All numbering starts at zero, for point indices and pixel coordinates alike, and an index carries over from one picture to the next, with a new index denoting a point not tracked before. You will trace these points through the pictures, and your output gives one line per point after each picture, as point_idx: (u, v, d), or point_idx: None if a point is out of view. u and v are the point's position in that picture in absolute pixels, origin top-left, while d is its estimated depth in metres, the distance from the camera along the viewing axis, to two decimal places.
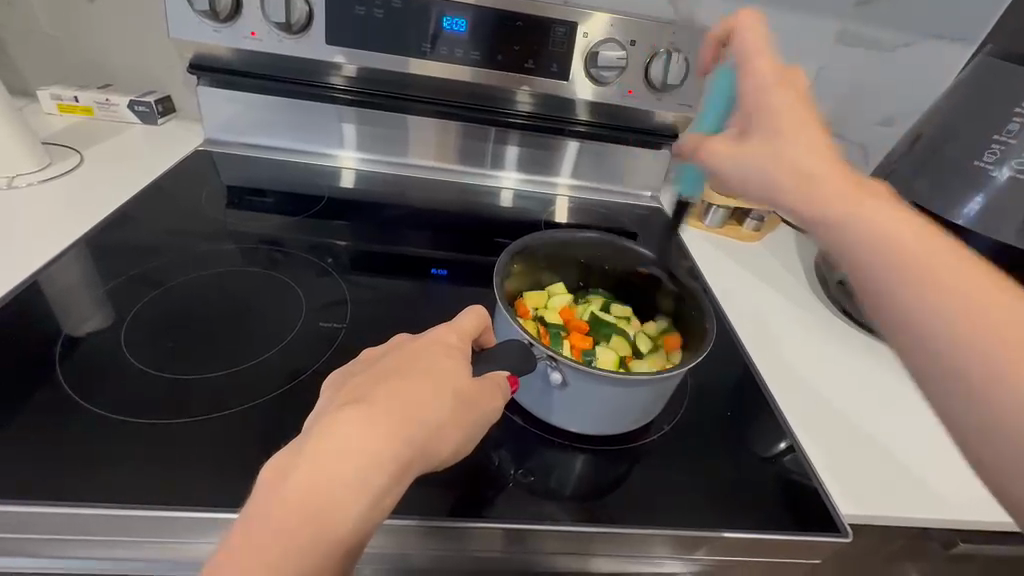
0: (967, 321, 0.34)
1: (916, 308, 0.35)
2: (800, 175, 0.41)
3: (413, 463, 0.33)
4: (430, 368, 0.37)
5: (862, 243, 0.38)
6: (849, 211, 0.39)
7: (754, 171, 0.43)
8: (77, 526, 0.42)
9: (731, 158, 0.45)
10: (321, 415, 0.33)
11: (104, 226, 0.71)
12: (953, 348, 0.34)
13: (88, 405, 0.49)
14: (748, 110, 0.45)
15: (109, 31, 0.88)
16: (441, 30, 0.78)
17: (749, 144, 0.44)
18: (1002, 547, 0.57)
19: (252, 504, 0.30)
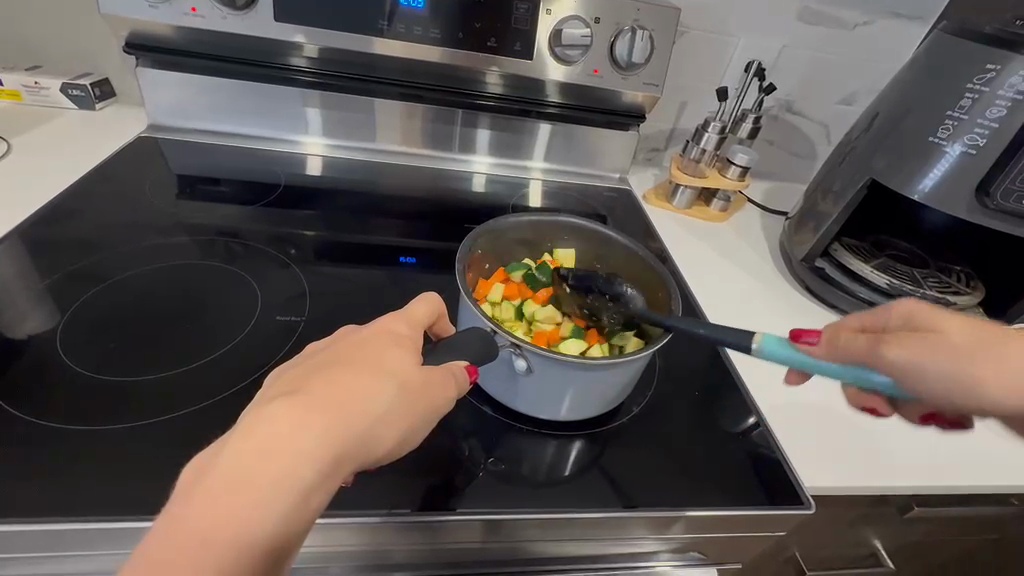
0: None
1: None
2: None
3: (351, 456, 0.31)
4: (373, 357, 0.35)
5: None
6: None
7: (1007, 395, 0.33)
8: (14, 543, 0.39)
9: (963, 384, 0.34)
10: (249, 408, 0.31)
11: (38, 220, 0.66)
12: None
13: (25, 413, 0.46)
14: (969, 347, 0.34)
15: (33, 8, 0.81)
16: (399, 7, 0.74)
17: (977, 357, 0.34)
18: (957, 508, 0.60)
19: (169, 505, 0.27)
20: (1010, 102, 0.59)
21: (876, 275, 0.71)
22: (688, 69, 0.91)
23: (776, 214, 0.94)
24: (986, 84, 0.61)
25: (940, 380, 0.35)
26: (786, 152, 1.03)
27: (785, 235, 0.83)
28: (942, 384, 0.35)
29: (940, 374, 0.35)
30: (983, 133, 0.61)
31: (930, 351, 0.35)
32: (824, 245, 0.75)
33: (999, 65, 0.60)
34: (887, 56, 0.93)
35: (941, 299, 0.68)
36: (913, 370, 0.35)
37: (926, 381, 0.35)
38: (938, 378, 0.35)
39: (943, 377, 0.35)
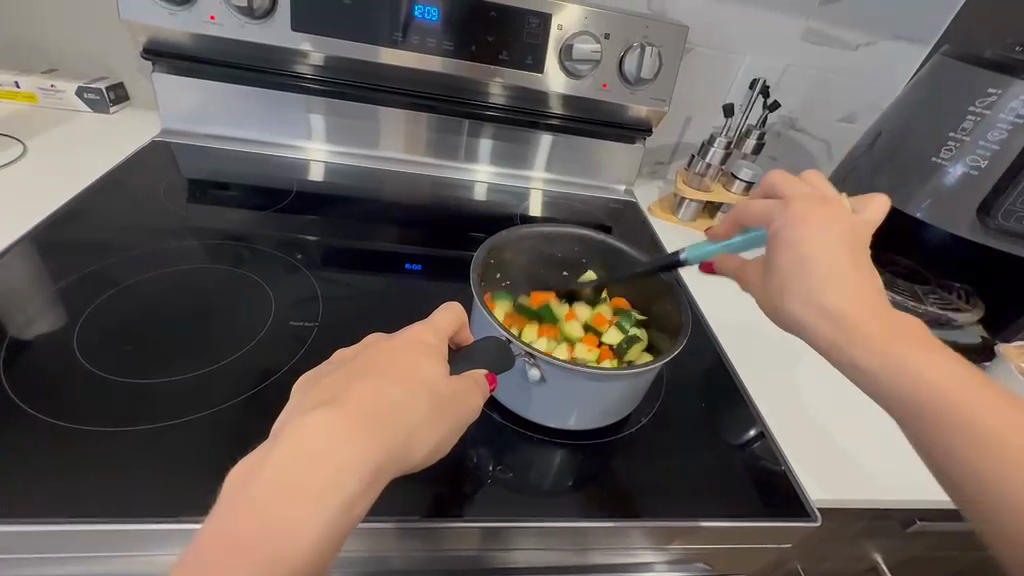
0: (988, 454, 0.33)
1: (956, 447, 0.34)
2: (832, 286, 0.39)
3: (389, 464, 0.32)
4: (407, 366, 0.36)
5: (910, 374, 0.36)
6: (903, 345, 0.37)
7: (814, 276, 0.39)
8: (24, 543, 0.39)
9: (796, 252, 0.41)
10: (288, 417, 0.32)
11: (53, 222, 0.66)
12: (958, 443, 0.34)
13: (41, 413, 0.46)
14: (787, 245, 0.41)
15: (52, 12, 0.82)
16: (413, 19, 0.76)
17: (824, 234, 0.40)
18: (958, 524, 0.60)
19: (217, 510, 0.28)
20: (1010, 125, 0.61)
21: None
22: (694, 85, 0.93)
23: None
24: (987, 107, 0.63)
25: (785, 251, 0.41)
26: (787, 168, 1.04)
27: None
28: (785, 251, 0.41)
29: (786, 247, 0.41)
30: (984, 154, 0.63)
31: (797, 221, 0.42)
32: None
33: (1000, 89, 0.62)
34: (888, 77, 0.95)
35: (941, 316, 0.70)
36: (780, 233, 0.42)
37: (777, 254, 0.42)
38: (787, 249, 0.41)
39: (786, 253, 0.41)
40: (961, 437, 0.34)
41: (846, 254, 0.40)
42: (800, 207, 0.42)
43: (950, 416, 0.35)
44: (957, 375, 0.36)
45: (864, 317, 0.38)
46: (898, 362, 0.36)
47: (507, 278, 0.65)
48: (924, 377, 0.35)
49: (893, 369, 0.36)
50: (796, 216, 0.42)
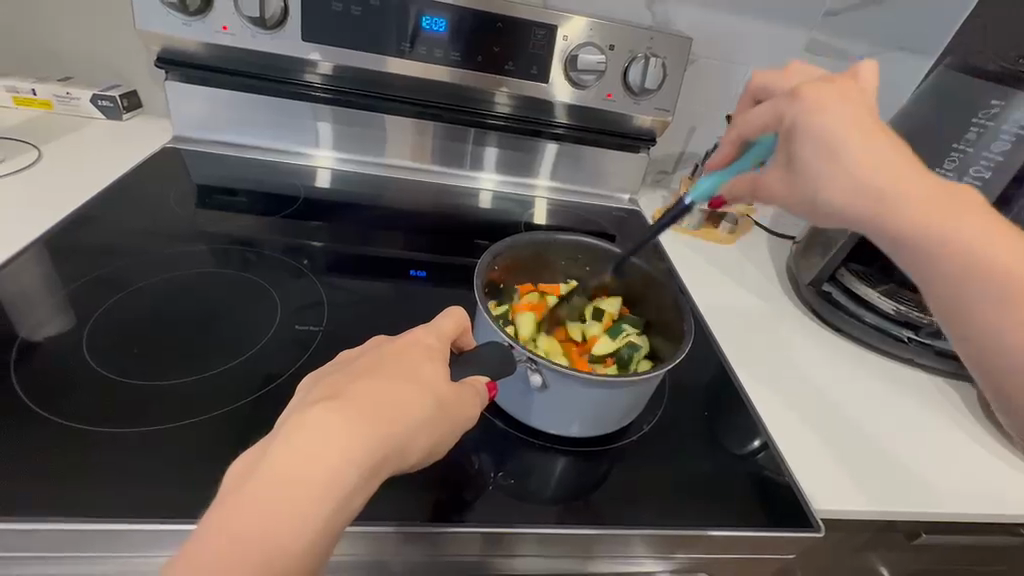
0: (878, 188, 0.43)
1: (888, 184, 0.43)
2: (871, 171, 0.43)
3: (387, 463, 0.33)
4: (409, 367, 0.37)
5: (822, 115, 0.44)
6: (881, 174, 0.43)
7: (829, 166, 0.44)
8: (28, 542, 0.40)
9: (794, 134, 0.46)
10: (292, 412, 0.33)
11: (65, 226, 0.68)
12: (870, 171, 0.43)
13: (49, 413, 0.47)
14: (788, 134, 0.47)
15: (71, 22, 0.84)
16: (421, 30, 0.77)
17: (845, 119, 0.43)
18: (964, 537, 0.59)
19: (219, 502, 0.29)
20: (1013, 137, 0.61)
21: (883, 301, 0.72)
22: (697, 95, 0.93)
23: (781, 238, 0.95)
24: (990, 119, 0.63)
25: (816, 143, 0.44)
26: None
27: (792, 257, 0.84)
28: (811, 143, 0.44)
29: (815, 134, 0.44)
30: (988, 166, 0.63)
31: (817, 109, 0.44)
32: (832, 269, 0.75)
33: (1002, 101, 0.62)
34: (891, 88, 0.95)
35: None
36: (800, 125, 0.45)
37: (807, 145, 0.45)
38: (807, 139, 0.45)
39: (812, 148, 0.45)
40: (982, 278, 0.43)
41: (846, 108, 0.44)
42: (808, 94, 0.45)
43: (952, 257, 0.43)
44: (938, 203, 0.43)
45: (836, 103, 0.44)
46: (827, 113, 0.44)
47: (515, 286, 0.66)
48: (966, 231, 0.43)
49: (841, 138, 0.43)
50: (810, 105, 0.45)
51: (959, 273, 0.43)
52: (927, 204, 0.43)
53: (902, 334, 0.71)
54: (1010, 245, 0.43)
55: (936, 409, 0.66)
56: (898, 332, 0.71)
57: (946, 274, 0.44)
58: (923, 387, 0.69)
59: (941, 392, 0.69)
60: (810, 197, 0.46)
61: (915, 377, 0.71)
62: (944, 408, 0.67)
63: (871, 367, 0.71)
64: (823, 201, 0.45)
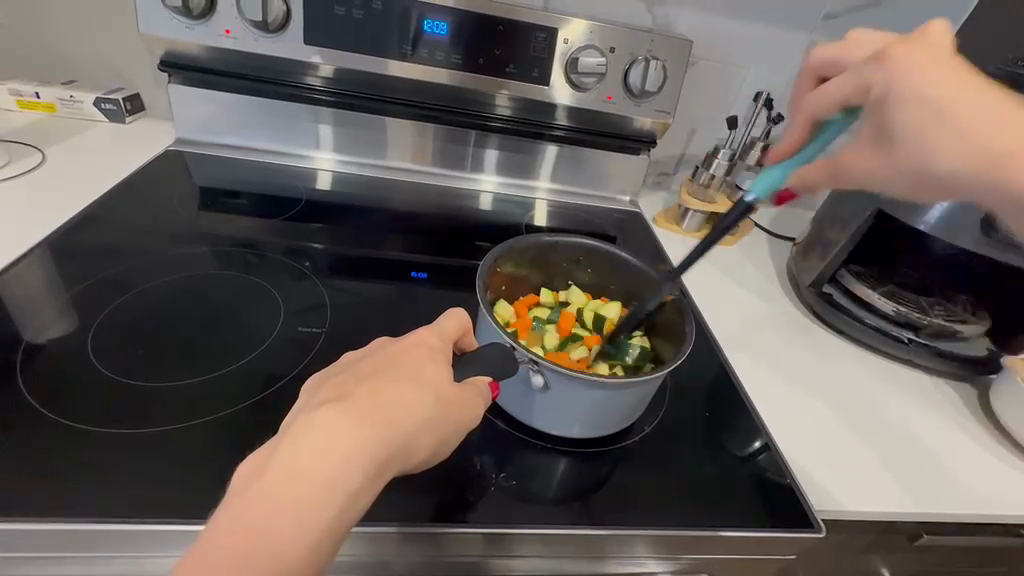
0: (996, 144, 0.37)
1: (1007, 140, 0.37)
2: (978, 129, 0.38)
3: (391, 463, 0.33)
4: (412, 368, 0.37)
5: (921, 78, 0.38)
6: (998, 131, 0.37)
7: (932, 132, 0.38)
8: (34, 543, 0.40)
9: (883, 102, 0.40)
10: (297, 414, 0.33)
11: (69, 228, 0.68)
12: (980, 129, 0.38)
13: (54, 415, 0.47)
14: (877, 103, 0.41)
15: (75, 26, 0.85)
16: (423, 33, 0.78)
17: (946, 77, 0.38)
18: (966, 538, 0.59)
19: (225, 503, 0.29)
20: None
21: (884, 302, 0.72)
22: (697, 97, 0.94)
23: (781, 240, 0.96)
24: None
25: (917, 108, 0.39)
26: None
27: (792, 258, 0.84)
28: (915, 106, 0.39)
29: (915, 99, 0.39)
30: None
31: (909, 72, 0.39)
32: (832, 271, 0.76)
33: None
34: None
35: (946, 327, 0.70)
36: (892, 90, 0.39)
37: (902, 112, 0.39)
38: (904, 104, 0.39)
39: (913, 111, 0.39)
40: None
41: (942, 64, 0.39)
42: (897, 55, 0.40)
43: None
44: None
45: (928, 60, 0.39)
46: (924, 73, 0.38)
47: (515, 286, 0.66)
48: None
49: (948, 99, 0.38)
50: (900, 66, 0.39)
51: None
52: None
53: (902, 335, 0.72)
54: None
55: (937, 409, 0.67)
56: (898, 333, 0.72)
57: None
58: (924, 388, 0.70)
59: (942, 393, 0.69)
60: (916, 168, 0.40)
61: (915, 378, 0.71)
62: (945, 409, 0.67)
63: (871, 369, 0.71)
64: (916, 172, 0.40)
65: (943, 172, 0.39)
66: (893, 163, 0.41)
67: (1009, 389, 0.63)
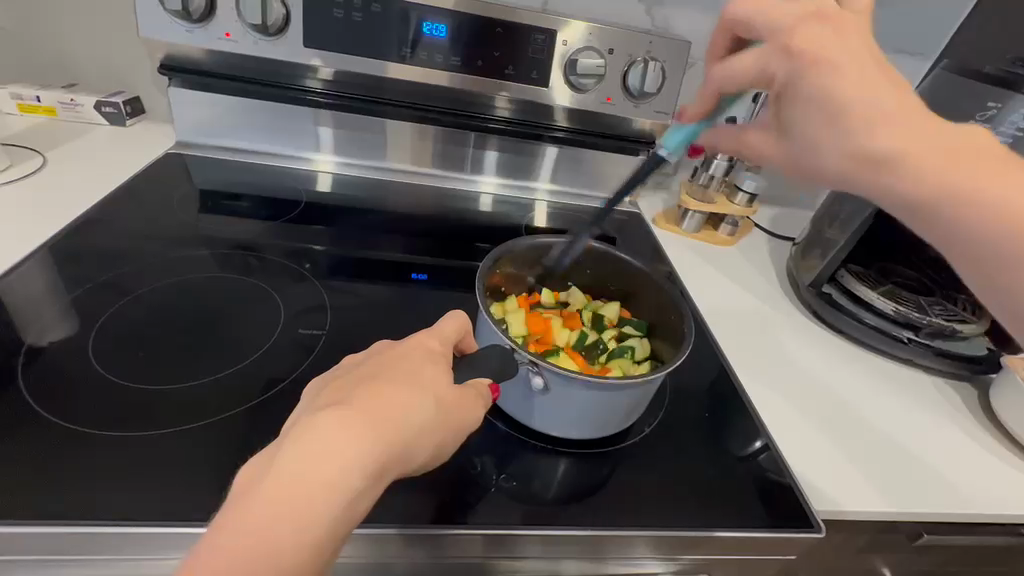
0: (884, 145, 0.36)
1: (892, 138, 0.36)
2: (874, 124, 0.36)
3: (392, 466, 0.33)
4: (413, 371, 0.37)
5: (819, 72, 0.37)
6: (885, 128, 0.36)
7: (823, 128, 0.38)
8: (35, 546, 0.40)
9: (787, 95, 0.40)
10: (300, 417, 0.33)
11: (70, 232, 0.68)
12: (872, 127, 0.36)
13: (55, 417, 0.47)
14: (783, 94, 0.40)
15: (75, 29, 0.85)
16: (422, 35, 0.78)
17: (847, 72, 0.37)
18: (968, 538, 0.59)
19: (228, 506, 0.29)
20: (1011, 138, 0.62)
21: (883, 302, 0.73)
22: None
23: (781, 239, 0.96)
24: (987, 121, 0.63)
25: (809, 105, 0.38)
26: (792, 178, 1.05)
27: (792, 258, 0.84)
28: (805, 105, 0.38)
29: (810, 95, 0.38)
30: None
31: (809, 66, 0.38)
32: (832, 270, 0.75)
33: (999, 103, 0.62)
34: None
35: (946, 327, 0.70)
36: (794, 84, 0.39)
37: (798, 107, 0.39)
38: (800, 99, 0.39)
39: (805, 110, 0.39)
40: (1002, 232, 0.35)
41: (847, 55, 0.37)
42: (802, 43, 0.38)
43: (960, 216, 0.36)
44: (950, 154, 0.36)
45: (835, 50, 0.37)
46: (824, 65, 0.37)
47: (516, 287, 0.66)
48: (987, 190, 0.35)
49: (842, 96, 0.37)
50: (806, 60, 0.38)
51: (979, 232, 0.36)
52: (935, 159, 0.36)
53: (902, 335, 0.72)
54: None
55: (937, 410, 0.67)
56: (898, 332, 0.72)
57: (964, 228, 0.36)
58: (924, 388, 0.70)
59: (941, 392, 0.69)
60: (807, 163, 0.41)
61: (915, 377, 0.71)
62: (945, 408, 0.67)
63: (871, 368, 0.71)
64: (809, 156, 0.40)
65: (832, 168, 0.39)
66: (792, 156, 0.42)
67: (1009, 388, 0.63)
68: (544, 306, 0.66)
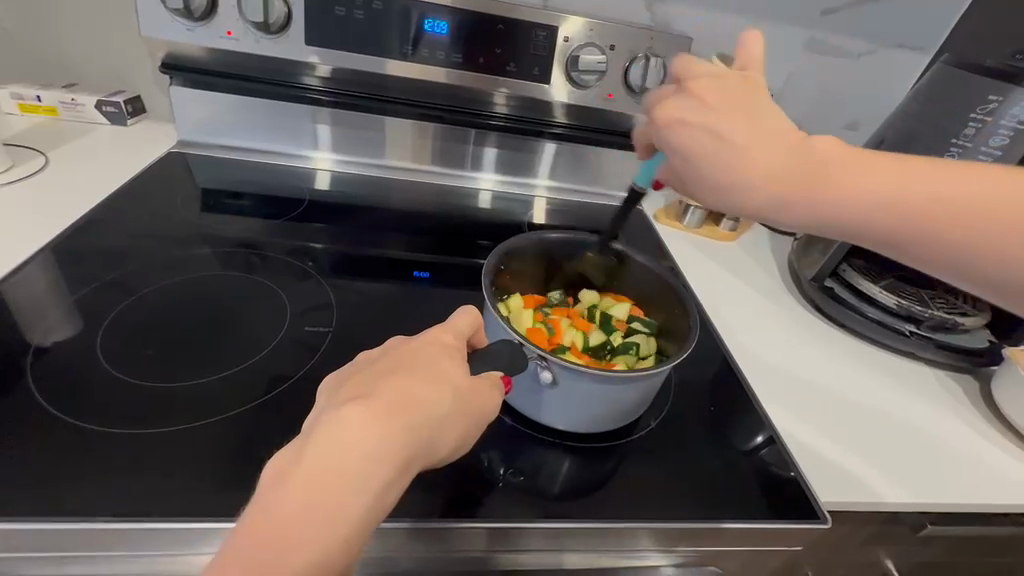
0: (786, 183, 0.42)
1: (791, 176, 0.42)
2: (771, 168, 0.42)
3: (414, 459, 0.33)
4: (431, 366, 0.37)
5: (713, 137, 0.43)
6: (784, 167, 0.42)
7: (729, 176, 0.43)
8: (50, 543, 0.40)
9: (692, 154, 0.45)
10: (320, 415, 0.33)
11: (73, 232, 0.68)
12: (774, 167, 0.42)
13: (64, 416, 0.47)
14: (687, 150, 0.45)
15: (75, 29, 0.85)
16: (423, 32, 0.78)
17: (739, 128, 0.42)
18: (970, 528, 0.60)
19: (254, 503, 0.29)
20: (1011, 131, 0.62)
21: (885, 295, 0.73)
22: None
23: (782, 234, 0.96)
24: (988, 114, 0.64)
25: (713, 159, 0.43)
26: None
27: (794, 252, 0.84)
28: (708, 160, 0.44)
29: (710, 152, 0.43)
30: (987, 160, 0.64)
31: (706, 129, 0.43)
32: (835, 263, 0.76)
33: (1000, 96, 0.63)
34: (891, 84, 0.96)
35: (947, 319, 0.71)
36: (694, 145, 0.44)
37: (704, 162, 0.44)
38: (702, 155, 0.44)
39: (707, 163, 0.44)
40: (912, 226, 0.42)
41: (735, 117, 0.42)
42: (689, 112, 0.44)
43: (877, 218, 0.42)
44: (846, 171, 0.42)
45: (723, 112, 0.43)
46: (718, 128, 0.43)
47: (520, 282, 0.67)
48: (875, 193, 0.41)
49: (740, 150, 0.42)
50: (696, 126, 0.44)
51: (886, 227, 0.42)
52: (832, 180, 0.42)
53: (904, 328, 0.72)
54: (927, 186, 0.41)
55: (941, 401, 0.67)
56: (900, 325, 0.72)
57: (884, 225, 0.42)
58: (926, 381, 0.70)
59: (943, 384, 0.70)
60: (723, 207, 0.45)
61: (917, 370, 0.72)
62: (947, 400, 0.67)
63: (874, 361, 0.72)
64: (722, 202, 0.45)
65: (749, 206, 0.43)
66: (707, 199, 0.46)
67: (1011, 380, 0.63)
68: (551, 304, 0.66)
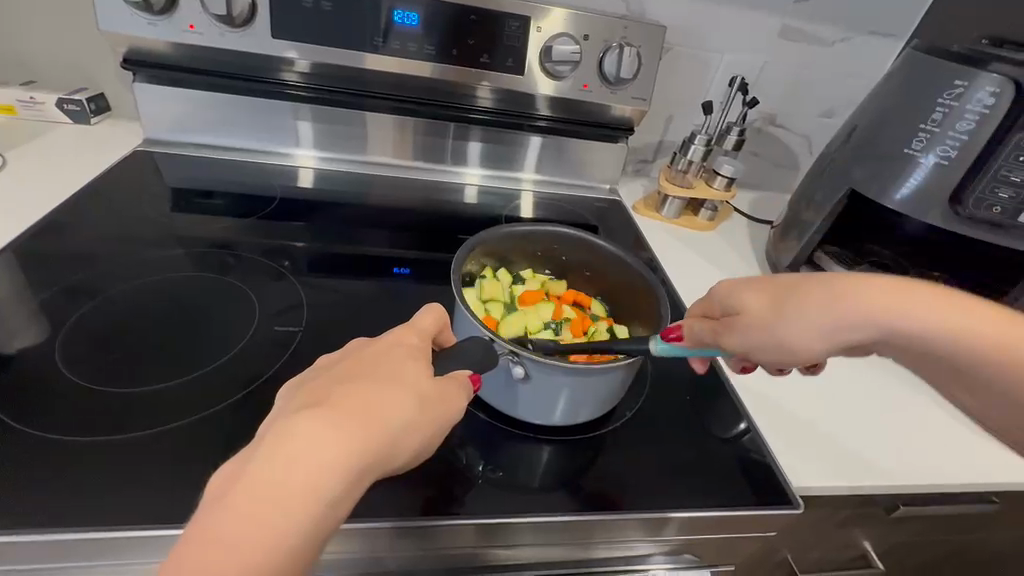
0: (915, 324, 0.39)
1: (916, 318, 0.39)
2: (891, 310, 0.39)
3: (374, 465, 0.33)
4: (393, 370, 0.37)
5: (819, 292, 0.40)
6: (910, 312, 0.39)
7: (843, 319, 0.39)
8: (12, 554, 0.39)
9: (787, 306, 0.41)
10: (276, 420, 0.32)
11: (34, 234, 0.66)
12: (897, 309, 0.39)
13: (22, 425, 0.46)
14: (781, 306, 0.41)
15: (31, 26, 0.82)
16: (393, 24, 0.76)
17: (843, 282, 0.40)
18: (943, 508, 0.61)
19: (203, 511, 0.29)
20: (977, 116, 0.63)
21: None
22: (673, 84, 0.94)
23: (761, 223, 0.96)
24: (955, 99, 0.64)
25: (821, 308, 0.40)
26: (770, 163, 1.05)
27: (771, 240, 0.85)
28: (818, 310, 0.40)
29: (816, 302, 0.40)
30: (954, 145, 0.64)
31: (803, 290, 0.41)
32: (809, 251, 0.77)
33: (966, 81, 0.63)
34: (864, 72, 0.97)
35: None
36: (792, 302, 0.41)
37: (811, 313, 0.40)
38: (807, 302, 0.40)
39: (817, 314, 0.40)
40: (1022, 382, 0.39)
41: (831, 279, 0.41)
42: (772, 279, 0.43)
43: (1005, 370, 0.39)
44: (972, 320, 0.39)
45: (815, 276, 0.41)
46: (822, 285, 0.41)
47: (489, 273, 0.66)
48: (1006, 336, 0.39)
49: (854, 298, 0.39)
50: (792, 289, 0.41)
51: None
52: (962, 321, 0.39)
53: None
54: None
55: (915, 386, 0.68)
56: None
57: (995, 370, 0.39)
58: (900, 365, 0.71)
59: None
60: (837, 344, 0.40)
61: None
62: (920, 383, 0.68)
63: None
64: (855, 330, 0.40)
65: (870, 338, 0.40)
66: (817, 346, 0.40)
67: None
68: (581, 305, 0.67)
